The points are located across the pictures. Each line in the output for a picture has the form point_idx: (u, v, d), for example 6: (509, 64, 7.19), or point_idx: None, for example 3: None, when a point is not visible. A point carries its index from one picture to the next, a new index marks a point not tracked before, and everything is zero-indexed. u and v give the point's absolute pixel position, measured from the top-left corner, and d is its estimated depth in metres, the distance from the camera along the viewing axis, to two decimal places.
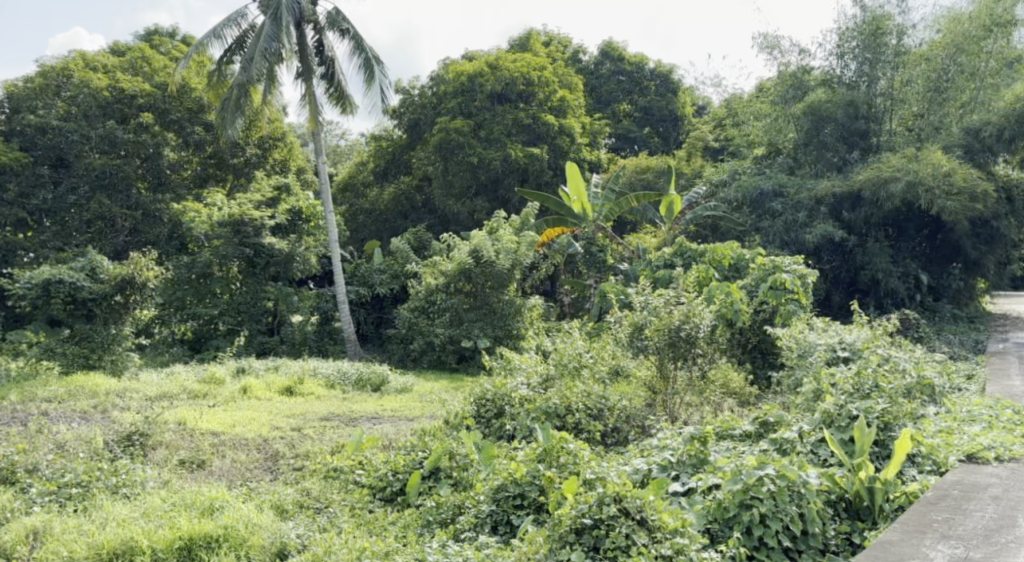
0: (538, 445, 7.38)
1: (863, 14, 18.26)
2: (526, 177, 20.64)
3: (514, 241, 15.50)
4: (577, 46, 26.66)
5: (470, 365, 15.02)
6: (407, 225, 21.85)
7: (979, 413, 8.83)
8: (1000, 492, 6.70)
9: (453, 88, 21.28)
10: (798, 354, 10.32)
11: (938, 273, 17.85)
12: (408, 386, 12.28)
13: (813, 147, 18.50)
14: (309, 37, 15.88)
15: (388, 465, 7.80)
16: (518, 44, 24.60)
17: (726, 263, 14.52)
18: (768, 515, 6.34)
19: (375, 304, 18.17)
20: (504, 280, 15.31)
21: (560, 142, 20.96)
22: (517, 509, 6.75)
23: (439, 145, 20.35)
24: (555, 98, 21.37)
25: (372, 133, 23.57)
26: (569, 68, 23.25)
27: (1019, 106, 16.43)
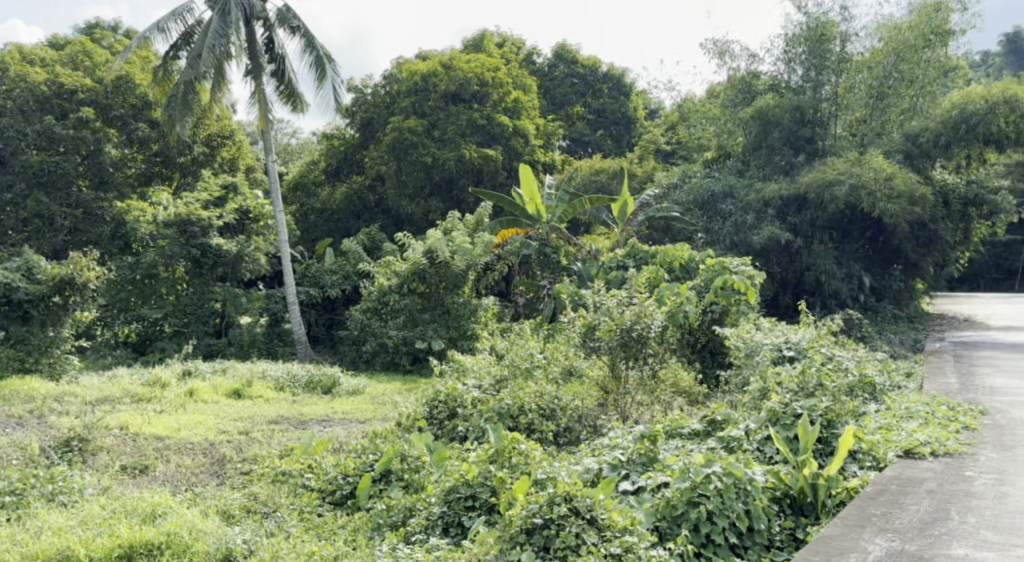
0: (489, 446, 7.44)
1: (809, 20, 18.66)
2: (481, 177, 20.71)
3: (469, 242, 15.55)
4: (531, 48, 26.81)
5: (423, 367, 15.02)
6: (359, 225, 21.78)
7: (917, 409, 9.10)
8: (934, 487, 6.92)
9: (407, 87, 21.27)
10: (744, 353, 10.54)
11: (880, 274, 18.27)
12: (359, 388, 12.27)
13: (761, 151, 18.65)
14: (259, 34, 15.77)
15: (338, 468, 7.83)
16: (472, 45, 24.66)
17: (676, 264, 14.72)
18: (715, 513, 6.46)
19: (326, 305, 18.07)
20: (459, 282, 15.43)
21: (514, 143, 21.06)
22: (468, 511, 6.77)
23: (392, 145, 20.31)
24: (510, 99, 21.50)
25: (323, 132, 23.40)
26: (523, 69, 23.37)
27: (955, 113, 16.94)
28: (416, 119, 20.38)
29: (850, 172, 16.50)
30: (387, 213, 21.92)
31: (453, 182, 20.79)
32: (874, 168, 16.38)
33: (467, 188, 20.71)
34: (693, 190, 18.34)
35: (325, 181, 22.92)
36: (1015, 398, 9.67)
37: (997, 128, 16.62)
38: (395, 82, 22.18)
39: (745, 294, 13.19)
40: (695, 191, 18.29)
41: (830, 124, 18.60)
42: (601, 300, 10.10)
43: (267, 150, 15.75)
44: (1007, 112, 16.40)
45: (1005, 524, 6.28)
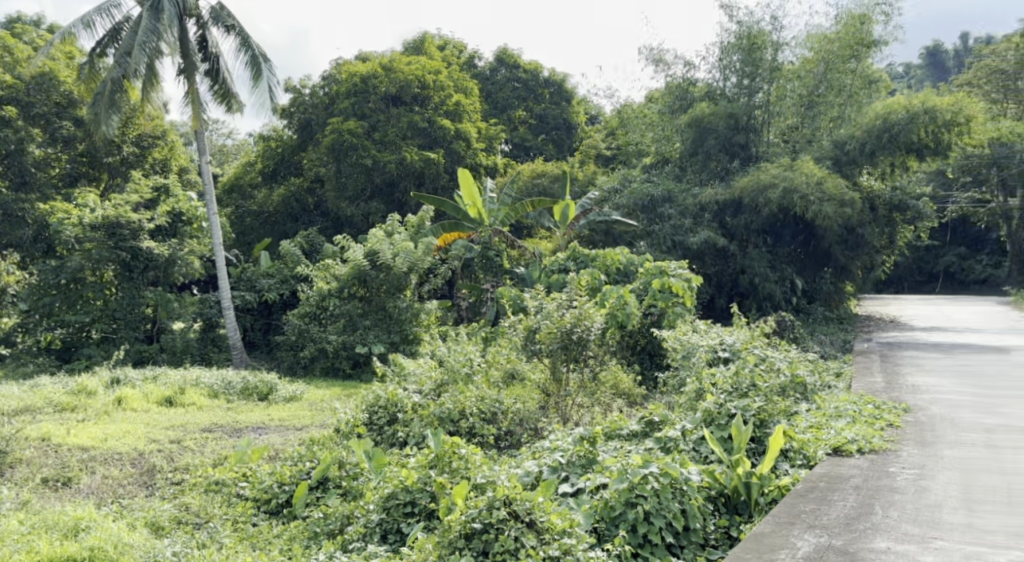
0: (429, 451, 7.40)
1: (742, 28, 18.98)
2: (423, 181, 20.76)
3: (412, 245, 15.57)
4: (472, 51, 26.88)
5: (364, 372, 14.92)
6: (297, 227, 21.62)
7: (845, 409, 9.36)
8: (861, 483, 7.17)
9: (345, 89, 21.04)
10: (680, 355, 10.76)
11: (812, 277, 18.75)
12: (297, 394, 12.18)
13: (698, 156, 19.04)
14: (192, 32, 15.58)
15: (274, 476, 7.78)
16: (413, 47, 24.65)
17: (615, 267, 14.95)
18: (651, 513, 6.59)
19: (262, 310, 17.87)
20: (400, 285, 15.42)
21: (455, 146, 21.11)
22: (407, 517, 6.80)
23: (331, 146, 20.17)
24: (451, 102, 21.52)
25: (260, 133, 23.12)
26: (465, 73, 23.43)
27: (879, 122, 17.53)
28: (356, 121, 20.29)
29: (783, 176, 16.90)
30: (326, 216, 21.82)
31: (394, 185, 20.76)
32: (806, 173, 16.81)
33: (408, 191, 20.71)
34: (634, 195, 18.47)
35: (262, 183, 22.64)
36: (936, 396, 10.05)
37: (920, 137, 17.11)
38: (334, 83, 22.05)
39: (683, 298, 13.46)
40: (635, 195, 18.43)
41: (764, 130, 19.04)
42: (540, 304, 10.23)
43: (201, 151, 15.55)
44: (928, 122, 16.93)
45: (925, 518, 6.50)
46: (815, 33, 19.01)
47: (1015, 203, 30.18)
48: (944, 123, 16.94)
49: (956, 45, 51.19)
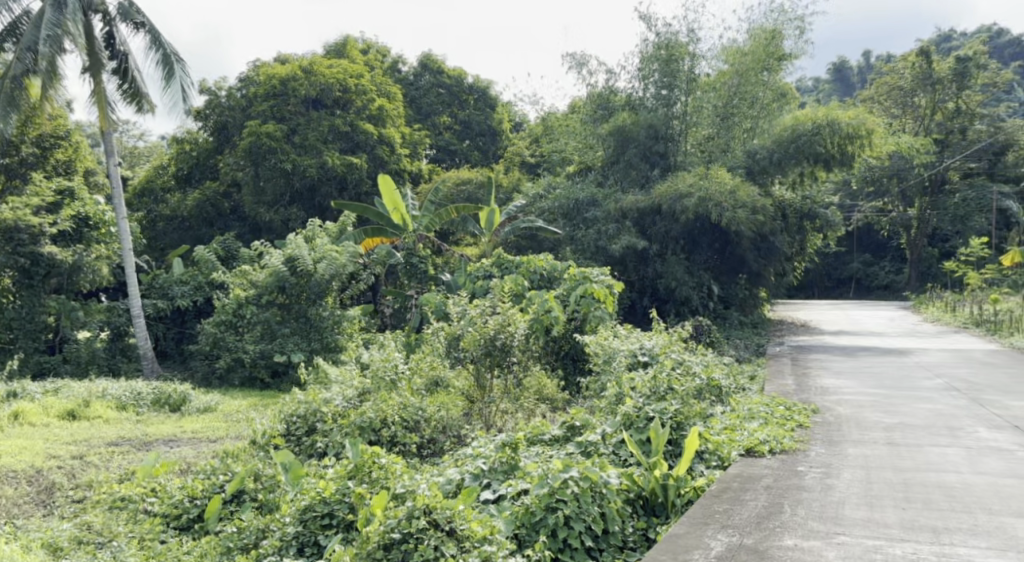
0: (346, 462, 7.26)
1: (660, 38, 19.40)
2: (345, 186, 20.74)
3: (334, 251, 15.48)
4: (395, 56, 26.82)
5: (283, 381, 14.69)
6: (213, 233, 21.33)
7: (757, 410, 9.68)
8: (772, 482, 7.42)
9: (264, 90, 20.81)
10: (602, 359, 10.96)
11: (726, 283, 19.33)
12: (211, 405, 12.01)
13: (619, 164, 19.37)
14: (99, 28, 15.21)
15: (184, 490, 7.62)
16: (335, 51, 24.48)
17: (539, 273, 15.02)
18: (571, 517, 6.66)
19: (176, 318, 17.52)
20: (321, 292, 15.29)
21: (378, 151, 21.05)
22: (325, 530, 6.56)
23: (249, 150, 19.92)
24: (374, 106, 21.41)
25: (174, 135, 22.68)
26: (389, 77, 23.37)
27: (788, 133, 18.16)
28: (274, 124, 20.02)
29: (699, 185, 17.30)
30: (244, 221, 21.56)
31: (315, 190, 20.73)
32: (719, 182, 17.24)
33: (329, 196, 20.66)
34: (558, 200, 18.76)
35: (175, 187, 22.31)
36: (842, 397, 10.44)
37: (825, 148, 17.98)
38: (251, 85, 21.72)
39: (604, 302, 13.67)
40: (560, 200, 18.72)
41: (681, 140, 19.51)
42: (464, 310, 10.37)
43: (109, 153, 15.18)
44: (831, 133, 17.77)
45: (830, 514, 6.68)
46: (729, 45, 19.58)
47: (911, 213, 31.98)
48: (847, 135, 17.84)
49: (860, 61, 53.27)
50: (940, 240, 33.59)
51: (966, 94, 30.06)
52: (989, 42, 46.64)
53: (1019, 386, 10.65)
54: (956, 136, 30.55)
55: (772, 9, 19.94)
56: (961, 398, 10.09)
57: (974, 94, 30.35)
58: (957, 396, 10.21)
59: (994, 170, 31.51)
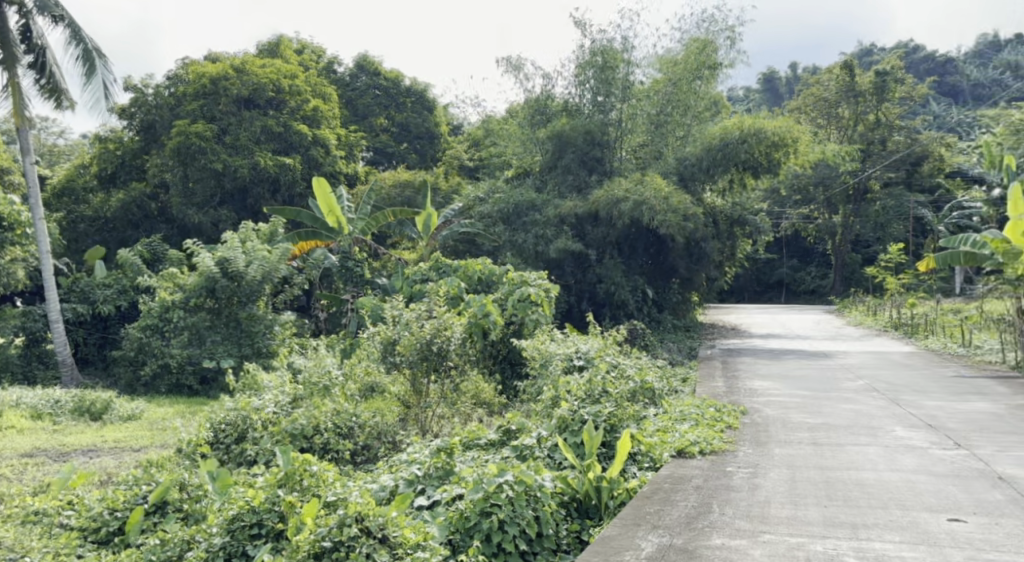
0: (276, 470, 6.89)
1: (595, 45, 19.61)
2: (278, 188, 20.58)
3: (268, 252, 15.35)
4: (331, 57, 26.64)
5: (212, 388, 14.47)
6: (138, 235, 20.99)
7: (689, 412, 9.88)
8: (703, 482, 7.60)
9: (194, 89, 20.43)
10: (538, 363, 11.08)
11: (661, 287, 19.69)
12: (135, 413, 11.82)
13: (557, 170, 19.57)
14: (14, 21, 14.82)
15: (103, 502, 7.11)
16: (267, 50, 24.20)
17: (476, 277, 15.02)
18: (505, 521, 6.56)
19: (97, 323, 17.09)
20: (253, 295, 15.15)
21: (312, 153, 20.95)
22: (254, 539, 6.14)
23: (178, 150, 19.58)
24: (309, 107, 21.30)
25: (97, 134, 22.20)
26: (324, 79, 23.23)
27: (719, 140, 18.53)
28: (204, 124, 19.73)
29: (634, 190, 17.56)
30: (171, 223, 21.21)
31: (247, 191, 20.54)
32: (653, 188, 17.50)
33: (261, 198, 20.45)
34: (497, 204, 18.73)
35: (98, 187, 21.83)
36: (770, 398, 10.75)
37: (753, 156, 18.44)
38: (180, 83, 21.35)
39: (541, 306, 13.77)
40: (498, 204, 18.66)
41: (616, 146, 19.77)
42: (399, 315, 10.18)
43: (24, 150, 14.80)
44: (757, 142, 18.19)
45: (757, 513, 6.81)
46: (663, 54, 19.91)
47: (836, 221, 32.89)
48: (772, 144, 18.30)
49: (790, 72, 54.55)
50: (861, 246, 34.67)
51: (886, 106, 31.08)
52: (906, 58, 48.21)
53: (934, 386, 11.08)
54: (876, 146, 31.30)
55: (703, 20, 20.34)
56: (881, 399, 10.45)
57: (893, 107, 31.40)
58: (878, 397, 10.57)
59: (910, 180, 32.46)
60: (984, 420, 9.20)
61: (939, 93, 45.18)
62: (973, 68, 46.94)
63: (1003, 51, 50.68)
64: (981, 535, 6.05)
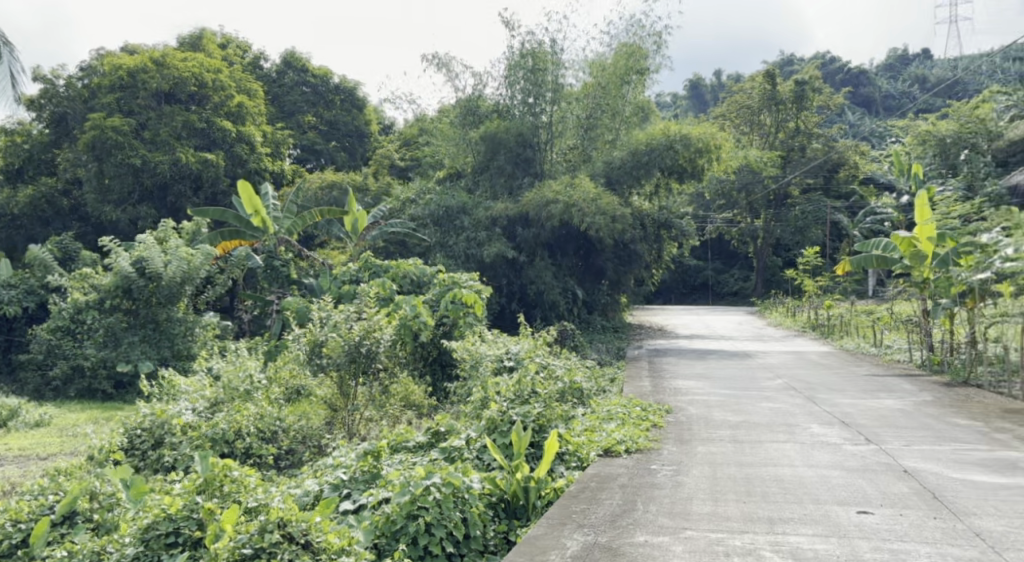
0: (194, 475, 6.50)
1: (524, 46, 19.64)
2: (200, 185, 20.28)
3: (188, 253, 15.00)
4: (256, 52, 26.21)
5: (128, 393, 14.14)
6: (48, 233, 20.47)
7: (616, 411, 10.05)
8: (627, 481, 7.73)
9: (110, 82, 20.01)
10: (468, 365, 11.13)
11: (590, 288, 19.95)
12: (44, 419, 11.53)
13: (488, 171, 19.67)
14: None
15: (6, 513, 6.59)
16: (189, 43, 23.76)
17: (406, 277, 14.94)
18: (432, 524, 6.47)
19: (2, 325, 16.72)
20: (173, 297, 14.86)
21: (236, 149, 20.72)
22: (169, 549, 5.64)
23: (92, 144, 19.06)
24: (233, 103, 20.93)
25: (3, 126, 21.50)
26: (249, 74, 23.01)
27: (646, 144, 18.86)
28: (121, 118, 19.25)
29: (564, 192, 17.74)
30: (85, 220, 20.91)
31: (167, 188, 20.17)
32: (582, 190, 17.73)
33: (182, 196, 20.13)
34: (428, 206, 18.64)
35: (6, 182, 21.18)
36: (694, 397, 11.00)
37: (677, 162, 18.90)
38: (95, 76, 20.88)
39: (472, 308, 13.81)
40: (429, 206, 18.60)
41: (547, 149, 19.92)
42: (327, 317, 10.15)
43: None
44: (683, 148, 18.62)
45: (679, 510, 6.95)
46: (593, 57, 20.13)
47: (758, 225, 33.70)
48: (696, 150, 18.74)
49: (715, 79, 55.67)
50: (782, 249, 35.63)
51: (805, 115, 32.02)
52: (822, 69, 49.64)
53: (848, 384, 11.46)
54: (796, 153, 32.26)
55: (631, 24, 20.58)
56: (798, 397, 10.77)
57: (812, 115, 32.31)
58: (795, 395, 10.90)
59: (828, 186, 33.42)
60: (892, 416, 9.57)
61: (853, 104, 46.58)
62: (883, 81, 48.67)
63: (910, 65, 52.75)
64: (887, 527, 6.29)
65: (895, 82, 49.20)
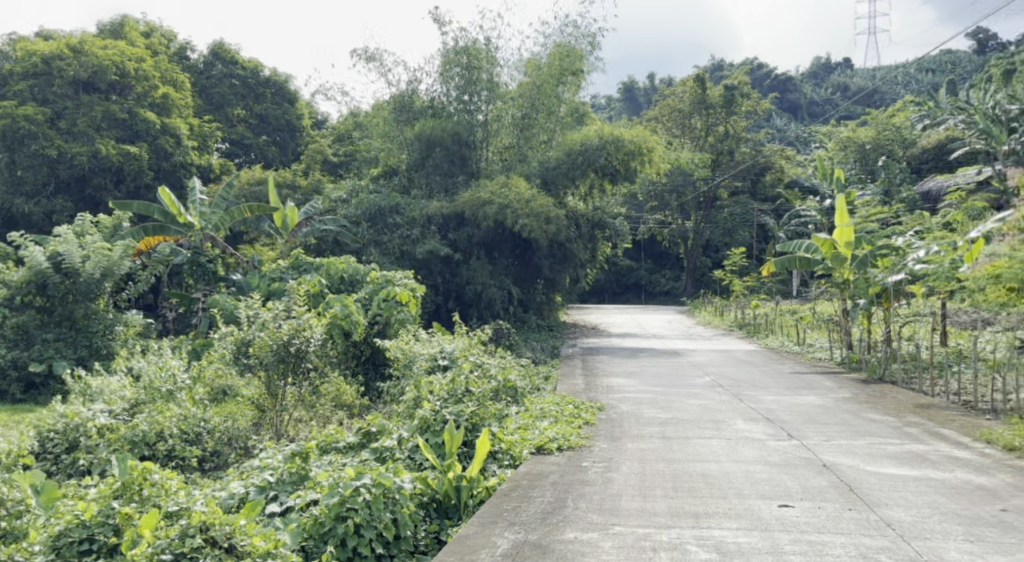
0: (111, 479, 6.33)
1: (458, 43, 19.58)
2: (122, 177, 19.82)
3: (106, 248, 14.68)
4: (182, 41, 25.52)
5: (41, 393, 13.64)
6: None
7: (548, 409, 10.14)
8: (558, 478, 7.83)
9: (23, 68, 19.51)
10: (402, 364, 11.12)
11: (526, 287, 20.10)
12: None
13: (423, 170, 19.66)
14: None
15: None
16: (110, 30, 23.26)
17: (340, 275, 14.83)
18: (362, 525, 6.45)
19: None
20: (91, 293, 14.50)
21: (161, 142, 20.22)
22: (83, 557, 5.51)
23: (4, 133, 18.61)
24: (157, 94, 20.45)
25: None
26: (175, 64, 22.63)
27: (580, 145, 19.06)
28: (36, 107, 18.81)
29: (499, 192, 17.85)
30: None
31: (86, 181, 19.67)
32: (517, 191, 17.85)
33: (102, 188, 19.70)
34: (361, 204, 18.45)
35: None
36: (625, 394, 11.18)
37: (610, 163, 19.16)
38: (7, 63, 20.62)
39: (407, 307, 13.78)
40: (362, 205, 18.40)
41: (482, 147, 19.95)
42: (255, 315, 9.99)
43: None
44: (616, 150, 18.93)
45: (608, 507, 7.06)
46: (527, 57, 20.21)
47: (688, 225, 34.29)
48: (629, 152, 19.05)
49: (647, 81, 56.50)
50: (711, 250, 36.26)
51: (733, 119, 32.63)
52: (750, 74, 50.63)
53: (773, 381, 11.78)
54: (725, 156, 32.98)
55: (566, 24, 20.74)
56: (725, 394, 11.03)
57: (740, 119, 32.91)
58: (721, 392, 11.15)
59: (754, 190, 34.17)
60: (813, 412, 9.85)
61: (780, 109, 47.76)
62: (807, 88, 49.92)
63: (832, 73, 54.27)
64: (806, 519, 6.48)
65: (819, 89, 50.51)
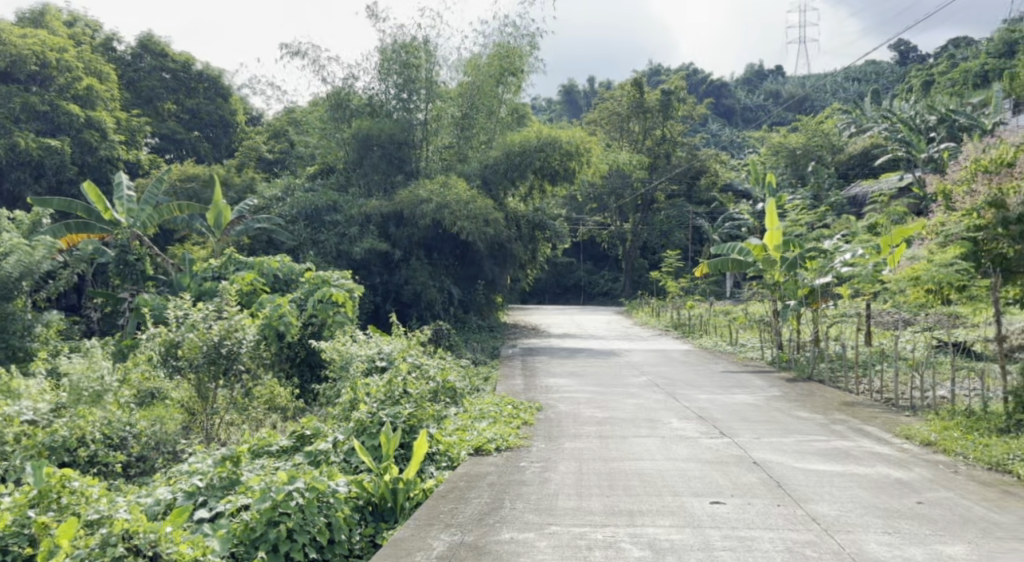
0: (27, 486, 6.17)
1: (395, 40, 19.47)
2: (44, 172, 19.21)
3: (25, 246, 14.24)
4: (108, 32, 24.91)
5: None
6: None
7: (487, 410, 10.15)
8: (495, 479, 7.84)
9: None
10: (338, 365, 11.03)
11: (466, 288, 20.09)
12: None
13: (361, 168, 19.50)
14: None
15: None
16: (30, 19, 22.59)
17: (275, 275, 14.63)
18: (295, 529, 6.37)
19: None
20: (9, 292, 14.01)
21: (85, 135, 19.76)
22: None
23: None
24: (81, 85, 20.19)
25: None
26: (100, 55, 22.12)
27: (519, 145, 19.10)
28: None
29: (438, 192, 17.78)
30: None
31: (4, 175, 19.03)
32: (457, 191, 17.82)
33: (22, 183, 18.96)
34: (296, 204, 18.26)
35: None
36: (563, 394, 11.25)
37: (548, 164, 19.26)
38: None
39: (344, 308, 13.64)
40: (298, 205, 18.22)
41: (421, 146, 19.87)
42: (183, 315, 9.73)
43: None
44: (553, 151, 19.03)
45: (544, 506, 7.10)
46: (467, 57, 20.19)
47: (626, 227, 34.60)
48: (565, 153, 19.17)
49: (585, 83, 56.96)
50: (648, 251, 36.63)
51: (670, 123, 33.03)
52: (686, 79, 51.28)
53: (707, 380, 11.95)
54: (661, 160, 33.44)
55: (504, 24, 20.74)
56: (660, 393, 11.16)
57: (677, 123, 33.34)
58: (657, 391, 11.29)
59: (690, 193, 34.68)
60: (745, 411, 10.04)
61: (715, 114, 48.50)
62: (741, 94, 50.80)
63: (765, 79, 55.38)
64: (737, 515, 6.60)
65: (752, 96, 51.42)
